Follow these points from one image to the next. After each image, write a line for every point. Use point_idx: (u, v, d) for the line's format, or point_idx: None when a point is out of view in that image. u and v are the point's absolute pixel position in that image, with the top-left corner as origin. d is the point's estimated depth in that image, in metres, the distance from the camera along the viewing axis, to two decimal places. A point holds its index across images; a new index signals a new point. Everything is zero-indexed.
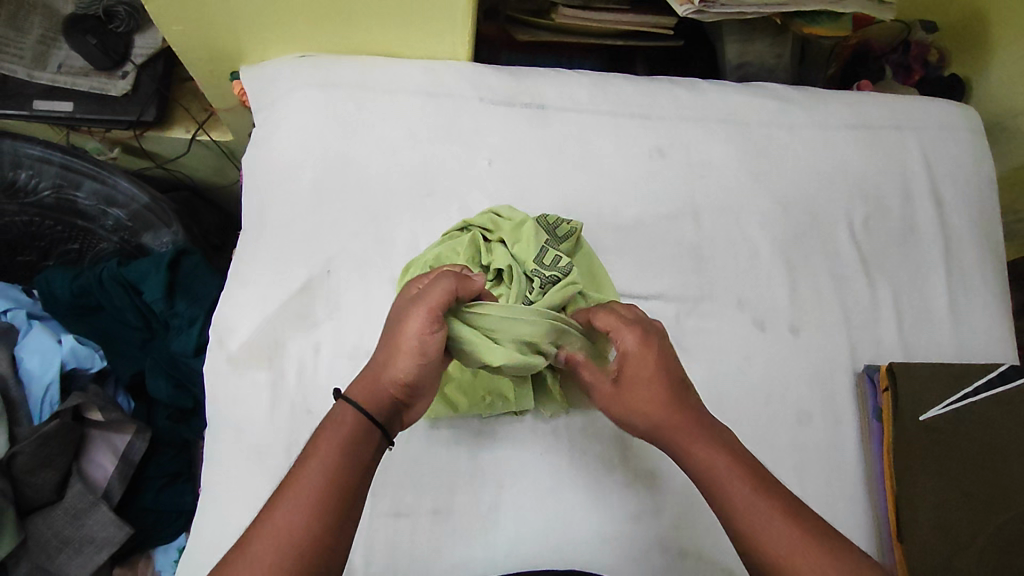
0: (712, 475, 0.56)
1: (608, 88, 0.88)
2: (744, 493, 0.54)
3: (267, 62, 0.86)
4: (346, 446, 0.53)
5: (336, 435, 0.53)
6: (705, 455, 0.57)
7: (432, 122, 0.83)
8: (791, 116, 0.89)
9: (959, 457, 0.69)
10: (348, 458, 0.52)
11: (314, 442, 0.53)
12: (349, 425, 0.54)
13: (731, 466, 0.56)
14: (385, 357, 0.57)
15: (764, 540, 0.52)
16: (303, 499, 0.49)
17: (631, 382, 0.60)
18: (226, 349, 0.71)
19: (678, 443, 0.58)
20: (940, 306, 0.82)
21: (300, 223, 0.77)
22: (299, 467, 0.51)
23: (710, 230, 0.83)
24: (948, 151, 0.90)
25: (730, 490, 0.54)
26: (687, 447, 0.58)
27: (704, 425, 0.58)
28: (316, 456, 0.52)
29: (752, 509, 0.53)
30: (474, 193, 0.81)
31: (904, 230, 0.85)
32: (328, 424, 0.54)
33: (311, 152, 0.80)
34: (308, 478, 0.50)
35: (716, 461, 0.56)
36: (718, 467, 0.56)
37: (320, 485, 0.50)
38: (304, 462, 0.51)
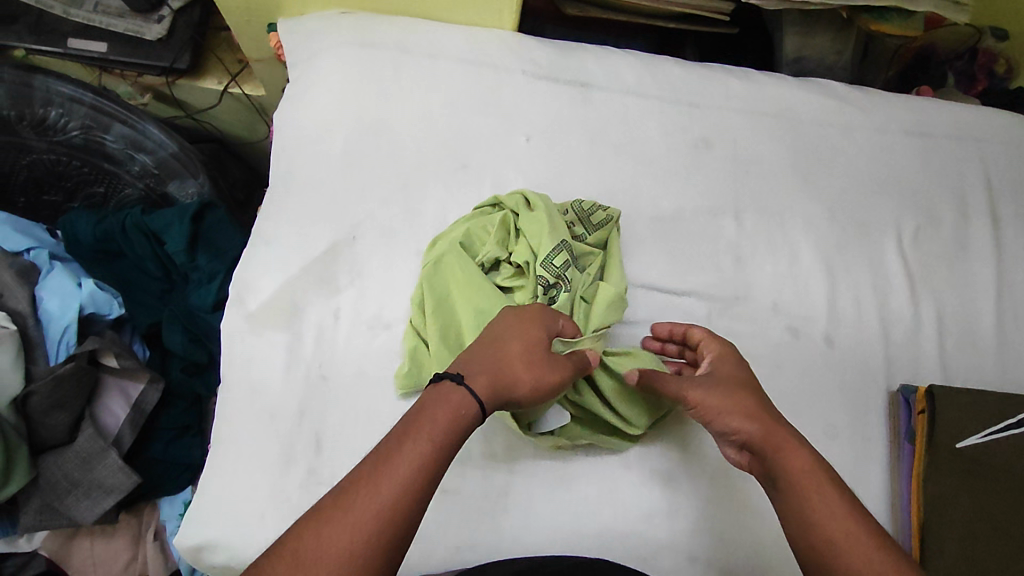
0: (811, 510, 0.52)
1: (656, 71, 0.85)
2: (852, 542, 0.50)
3: (307, 18, 0.84)
4: (444, 439, 0.51)
5: (434, 425, 0.52)
6: (797, 461, 0.54)
7: (471, 93, 0.81)
8: (845, 118, 0.85)
9: (994, 491, 0.66)
10: (444, 450, 0.51)
11: (410, 424, 0.51)
12: (452, 410, 0.53)
13: (838, 510, 0.51)
14: (523, 380, 0.56)
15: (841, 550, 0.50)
16: (395, 486, 0.48)
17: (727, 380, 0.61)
18: (244, 307, 0.70)
19: (781, 463, 0.55)
20: (986, 330, 0.78)
21: (328, 186, 0.75)
22: (396, 447, 0.50)
23: (750, 229, 0.79)
24: (1010, 167, 0.85)
25: (836, 539, 0.50)
26: (782, 452, 0.55)
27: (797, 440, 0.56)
28: (416, 439, 0.50)
29: (848, 531, 0.50)
30: (509, 169, 0.78)
31: (955, 246, 0.81)
32: (429, 403, 0.53)
33: (345, 113, 0.78)
34: (399, 464, 0.49)
35: (810, 480, 0.53)
36: (809, 478, 0.53)
37: (411, 475, 0.48)
38: (401, 446, 0.50)
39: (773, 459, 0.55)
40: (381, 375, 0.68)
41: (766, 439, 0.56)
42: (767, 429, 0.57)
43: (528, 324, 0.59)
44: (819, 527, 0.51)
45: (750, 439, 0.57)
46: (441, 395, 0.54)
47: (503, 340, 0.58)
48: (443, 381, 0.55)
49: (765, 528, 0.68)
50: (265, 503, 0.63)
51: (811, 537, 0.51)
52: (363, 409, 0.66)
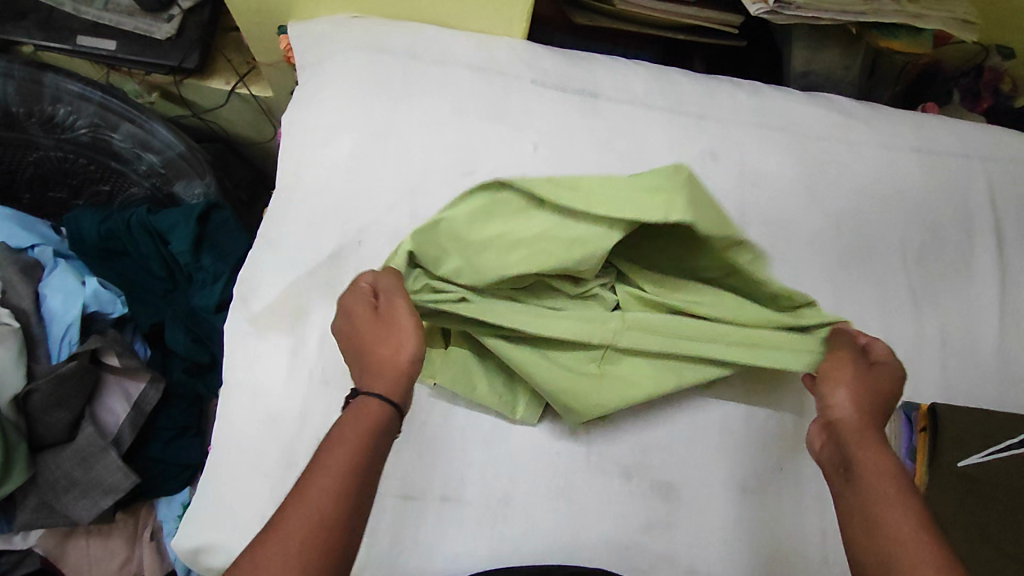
0: (865, 487, 0.52)
1: (665, 83, 0.85)
2: (895, 517, 0.49)
3: (319, 22, 0.85)
4: (366, 444, 0.49)
5: (357, 432, 0.50)
6: (871, 457, 0.53)
7: (480, 100, 0.81)
8: (851, 133, 0.85)
9: (999, 511, 0.65)
10: (369, 454, 0.49)
11: (331, 440, 0.49)
12: (366, 417, 0.51)
13: (890, 490, 0.51)
14: (397, 347, 0.56)
15: (895, 537, 0.48)
16: (325, 498, 0.46)
17: (869, 376, 0.60)
18: (248, 309, 0.70)
19: (848, 445, 0.55)
20: (988, 349, 0.78)
21: (334, 189, 0.75)
22: (319, 461, 0.48)
23: (755, 243, 0.79)
24: (1015, 186, 0.86)
25: (880, 512, 0.50)
26: (858, 445, 0.55)
27: (883, 439, 0.55)
28: (341, 446, 0.49)
29: (894, 509, 0.49)
30: (516, 177, 0.78)
31: (958, 265, 0.82)
32: (344, 418, 0.51)
33: (354, 117, 0.79)
34: (325, 475, 0.47)
35: (873, 467, 0.52)
36: (877, 472, 0.52)
37: (339, 484, 0.46)
38: (324, 458, 0.48)
39: (847, 449, 0.55)
40: None
41: (849, 431, 0.56)
42: (856, 424, 0.56)
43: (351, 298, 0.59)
44: (881, 518, 0.49)
45: (837, 420, 0.58)
46: (353, 410, 0.52)
47: (356, 331, 0.58)
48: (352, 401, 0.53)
49: (766, 543, 0.68)
50: (263, 507, 0.63)
51: (873, 526, 0.49)
52: None
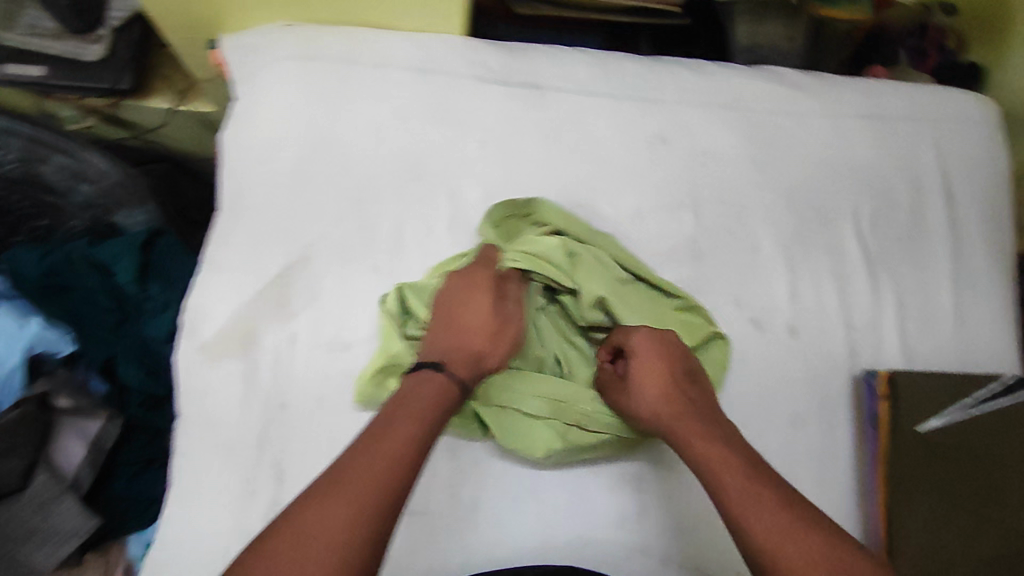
0: (707, 466, 0.56)
1: (609, 68, 0.83)
2: (733, 481, 0.54)
3: (248, 31, 0.81)
4: (425, 419, 0.55)
5: (416, 410, 0.56)
6: (703, 446, 0.58)
7: (421, 100, 0.79)
8: (799, 105, 0.85)
9: (958, 472, 0.67)
10: (427, 431, 0.55)
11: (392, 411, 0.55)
12: (431, 394, 0.58)
13: (728, 456, 0.56)
14: (493, 349, 0.64)
15: (741, 521, 0.51)
16: (384, 463, 0.50)
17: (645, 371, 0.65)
18: (198, 337, 0.68)
19: (678, 440, 0.60)
20: (945, 311, 0.79)
21: (277, 206, 0.73)
22: (381, 431, 0.53)
23: (710, 224, 0.79)
24: (963, 145, 0.86)
25: (724, 479, 0.55)
26: (691, 438, 0.59)
27: (707, 422, 0.60)
28: (401, 418, 0.54)
29: (731, 475, 0.54)
30: (464, 178, 0.77)
31: (911, 228, 0.82)
32: (412, 389, 0.58)
33: (291, 130, 0.76)
34: (388, 444, 0.52)
35: (709, 452, 0.57)
36: (718, 461, 0.56)
37: (400, 453, 0.51)
38: (385, 428, 0.53)
39: (682, 446, 0.59)
40: (343, 399, 0.67)
41: (674, 427, 0.61)
42: (671, 417, 0.61)
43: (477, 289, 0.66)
44: (718, 496, 0.54)
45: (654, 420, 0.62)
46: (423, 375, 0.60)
47: (459, 314, 0.65)
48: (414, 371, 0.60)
49: None
50: (228, 539, 0.63)
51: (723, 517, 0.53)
52: (326, 435, 0.66)
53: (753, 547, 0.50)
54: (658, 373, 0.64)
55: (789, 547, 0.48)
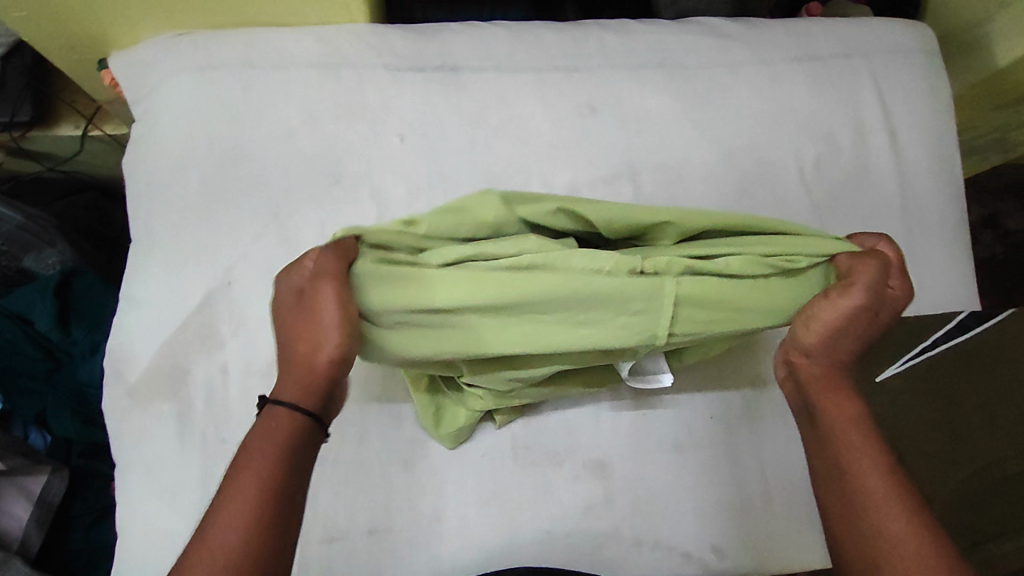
0: (841, 439, 0.47)
1: (528, 40, 0.79)
2: (872, 473, 0.45)
3: (138, 46, 0.76)
4: (275, 473, 0.44)
5: (259, 464, 0.45)
6: (849, 422, 0.48)
7: (332, 98, 0.74)
8: (731, 55, 0.81)
9: (919, 417, 0.66)
10: (279, 485, 0.44)
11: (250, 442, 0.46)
12: (274, 436, 0.46)
13: (862, 437, 0.47)
14: (314, 344, 0.48)
15: (861, 512, 0.44)
16: (223, 542, 0.42)
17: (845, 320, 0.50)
18: (125, 381, 0.65)
19: (810, 394, 0.50)
20: (897, 251, 0.77)
21: (192, 231, 0.69)
22: (222, 494, 0.44)
23: (649, 193, 0.76)
24: (902, 76, 0.83)
25: (855, 461, 0.46)
26: (829, 402, 0.49)
27: (856, 393, 0.50)
28: (245, 476, 0.44)
29: (862, 466, 0.46)
30: (387, 177, 0.73)
31: (856, 170, 0.79)
32: (256, 438, 0.46)
33: (197, 148, 0.72)
34: (230, 514, 0.43)
35: (849, 428, 0.47)
36: (856, 448, 0.46)
37: (255, 501, 0.43)
38: (228, 490, 0.44)
39: (814, 405, 0.49)
40: None
41: (825, 385, 0.50)
42: (814, 374, 0.50)
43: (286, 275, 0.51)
44: (854, 479, 0.45)
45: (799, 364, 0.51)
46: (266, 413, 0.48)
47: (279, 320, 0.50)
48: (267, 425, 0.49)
49: (708, 496, 0.67)
50: None
51: (847, 495, 0.45)
52: None
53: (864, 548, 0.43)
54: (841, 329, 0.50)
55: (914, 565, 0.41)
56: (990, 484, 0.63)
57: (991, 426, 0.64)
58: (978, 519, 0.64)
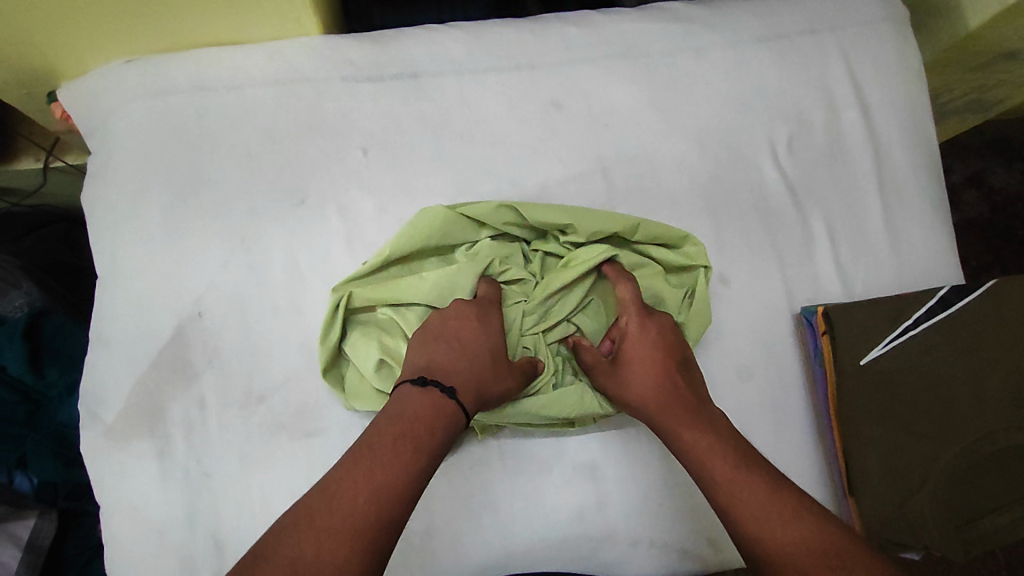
0: (694, 453, 0.53)
1: (487, 39, 0.77)
2: (731, 472, 0.51)
3: (88, 76, 0.74)
4: (422, 454, 0.49)
5: (415, 438, 0.49)
6: (690, 437, 0.54)
7: (290, 115, 0.73)
8: (696, 38, 0.80)
9: (906, 396, 0.65)
10: (427, 469, 0.49)
11: (415, 412, 0.51)
12: (428, 415, 0.52)
13: (713, 441, 0.53)
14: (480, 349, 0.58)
15: (730, 508, 0.49)
16: (367, 503, 0.44)
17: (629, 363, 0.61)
18: (102, 422, 0.64)
19: (664, 428, 0.57)
20: (875, 227, 0.76)
21: (157, 263, 0.68)
22: (376, 452, 0.48)
23: (622, 187, 0.75)
24: (871, 47, 0.81)
25: (714, 464, 0.52)
26: (675, 430, 0.56)
27: (694, 411, 0.57)
28: (404, 447, 0.48)
29: (720, 468, 0.51)
30: (353, 191, 0.71)
31: (829, 148, 0.78)
32: (415, 407, 0.52)
33: (155, 177, 0.70)
34: (381, 475, 0.46)
35: (699, 443, 0.54)
36: (705, 450, 0.53)
37: (416, 468, 0.48)
38: (381, 455, 0.48)
39: (667, 435, 0.56)
40: (267, 454, 0.63)
41: (658, 414, 0.57)
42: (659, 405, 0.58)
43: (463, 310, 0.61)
44: (711, 488, 0.51)
45: (646, 406, 0.58)
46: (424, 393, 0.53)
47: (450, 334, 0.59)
48: (403, 385, 0.54)
49: (701, 491, 0.66)
50: None
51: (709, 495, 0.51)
52: (258, 494, 0.62)
53: (749, 539, 0.47)
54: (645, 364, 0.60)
55: (782, 534, 0.46)
56: (981, 458, 0.63)
57: (976, 400, 0.64)
58: (970, 494, 0.63)
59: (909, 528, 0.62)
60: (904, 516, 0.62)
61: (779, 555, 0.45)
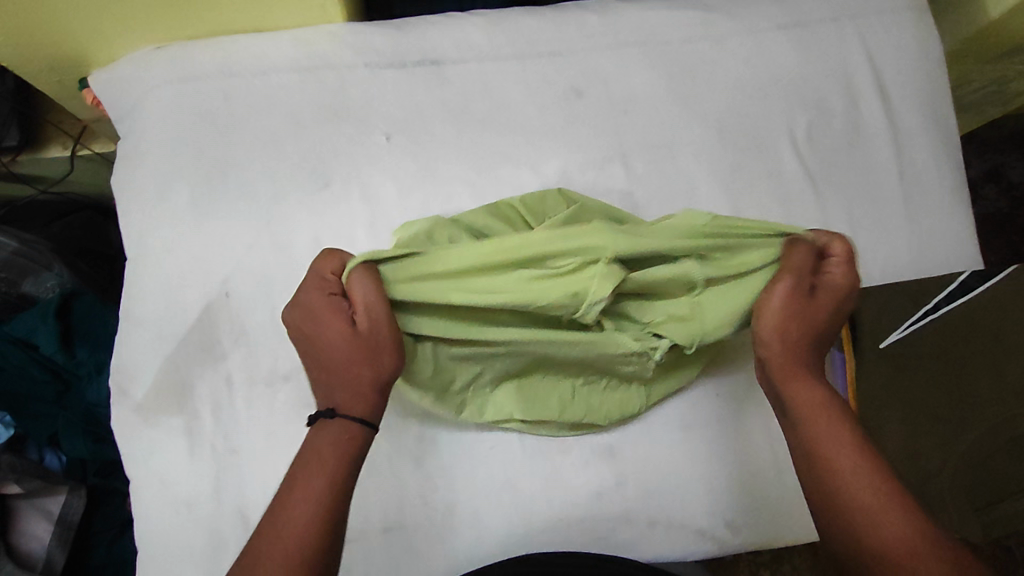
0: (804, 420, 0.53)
1: (508, 27, 0.78)
2: (842, 443, 0.50)
3: (118, 62, 0.75)
4: (322, 505, 0.46)
5: (312, 487, 0.47)
6: (807, 399, 0.54)
7: (315, 102, 0.74)
8: (715, 26, 0.80)
9: (924, 380, 0.65)
10: (333, 501, 0.47)
11: (303, 466, 0.48)
12: (332, 446, 0.49)
13: (835, 412, 0.52)
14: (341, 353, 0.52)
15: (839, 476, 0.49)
16: (276, 560, 0.44)
17: (802, 317, 0.57)
18: (131, 399, 0.66)
19: (779, 379, 0.56)
20: (895, 214, 0.76)
21: (186, 245, 0.69)
22: (278, 506, 0.47)
23: (642, 173, 0.75)
24: (891, 34, 0.81)
25: (829, 433, 0.51)
26: (792, 382, 0.55)
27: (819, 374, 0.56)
28: (302, 492, 0.47)
29: (831, 433, 0.51)
30: (376, 176, 0.73)
31: (849, 135, 0.78)
32: (310, 444, 0.49)
33: (184, 161, 0.71)
34: (287, 526, 0.45)
35: (815, 406, 0.53)
36: (818, 414, 0.52)
37: (312, 519, 0.46)
38: (282, 524, 0.46)
39: (778, 385, 0.56)
40: (293, 431, 0.65)
41: (777, 366, 0.56)
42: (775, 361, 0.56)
43: (320, 332, 0.53)
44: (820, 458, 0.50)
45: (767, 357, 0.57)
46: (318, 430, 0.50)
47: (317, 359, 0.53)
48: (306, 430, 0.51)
49: (719, 473, 0.67)
50: None
51: (818, 470, 0.50)
52: (283, 470, 0.64)
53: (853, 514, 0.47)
54: (791, 325, 0.57)
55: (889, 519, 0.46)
56: (1000, 441, 0.63)
57: (998, 384, 0.64)
58: (988, 477, 0.63)
59: (928, 512, 0.62)
60: (923, 499, 0.63)
61: (880, 534, 0.45)
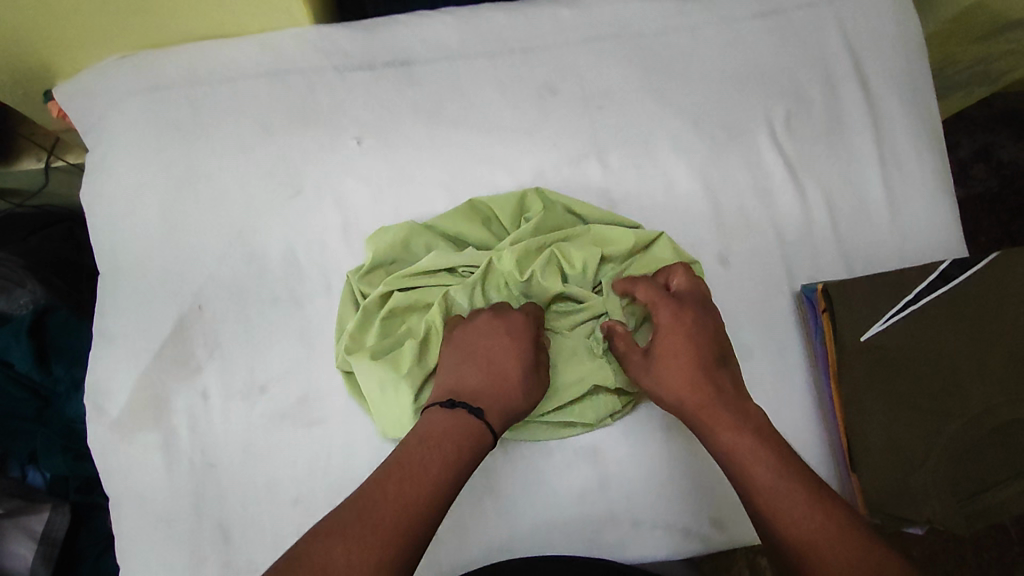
0: (731, 461, 0.53)
1: (478, 24, 0.77)
2: (762, 473, 0.51)
3: (81, 73, 0.74)
4: (451, 475, 0.50)
5: (445, 454, 0.51)
6: (731, 439, 0.54)
7: (284, 107, 0.73)
8: (689, 16, 0.79)
9: (906, 371, 0.65)
10: (452, 486, 0.50)
11: (438, 434, 0.53)
12: (460, 435, 0.53)
13: (748, 446, 0.53)
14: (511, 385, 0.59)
15: (765, 512, 0.49)
16: (401, 513, 0.46)
17: (663, 363, 0.60)
18: (107, 416, 0.65)
19: (700, 424, 0.56)
20: (876, 202, 0.75)
21: (157, 258, 0.68)
22: (403, 475, 0.48)
23: (618, 169, 0.74)
24: (870, 19, 0.80)
25: (748, 466, 0.52)
26: (713, 428, 0.55)
27: (734, 408, 0.56)
28: (429, 467, 0.50)
29: (744, 459, 0.52)
30: (348, 181, 0.71)
31: (829, 123, 0.77)
32: (444, 425, 0.54)
33: (153, 172, 0.70)
34: (408, 497, 0.47)
35: (738, 447, 0.53)
36: (744, 453, 0.53)
37: (440, 483, 0.49)
38: (411, 481, 0.48)
39: (703, 433, 0.56)
40: (271, 443, 0.64)
41: (696, 413, 0.57)
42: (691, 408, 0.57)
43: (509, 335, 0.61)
44: (752, 495, 0.51)
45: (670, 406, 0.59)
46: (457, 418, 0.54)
47: (478, 353, 0.60)
48: (432, 407, 0.56)
49: (704, 469, 0.66)
50: None
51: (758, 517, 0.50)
52: (263, 482, 0.63)
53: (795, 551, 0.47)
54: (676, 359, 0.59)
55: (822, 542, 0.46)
56: (986, 430, 0.62)
57: (981, 371, 0.63)
58: (974, 467, 0.62)
59: (912, 503, 0.62)
60: (907, 492, 0.62)
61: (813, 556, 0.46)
